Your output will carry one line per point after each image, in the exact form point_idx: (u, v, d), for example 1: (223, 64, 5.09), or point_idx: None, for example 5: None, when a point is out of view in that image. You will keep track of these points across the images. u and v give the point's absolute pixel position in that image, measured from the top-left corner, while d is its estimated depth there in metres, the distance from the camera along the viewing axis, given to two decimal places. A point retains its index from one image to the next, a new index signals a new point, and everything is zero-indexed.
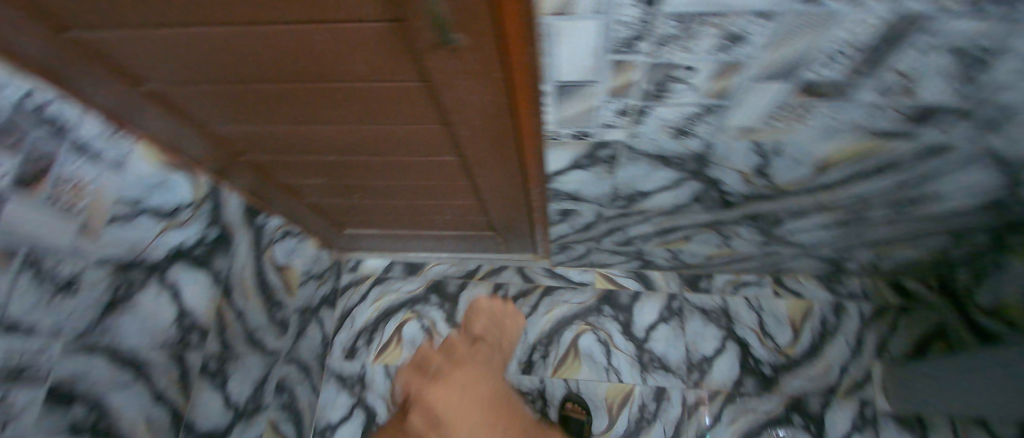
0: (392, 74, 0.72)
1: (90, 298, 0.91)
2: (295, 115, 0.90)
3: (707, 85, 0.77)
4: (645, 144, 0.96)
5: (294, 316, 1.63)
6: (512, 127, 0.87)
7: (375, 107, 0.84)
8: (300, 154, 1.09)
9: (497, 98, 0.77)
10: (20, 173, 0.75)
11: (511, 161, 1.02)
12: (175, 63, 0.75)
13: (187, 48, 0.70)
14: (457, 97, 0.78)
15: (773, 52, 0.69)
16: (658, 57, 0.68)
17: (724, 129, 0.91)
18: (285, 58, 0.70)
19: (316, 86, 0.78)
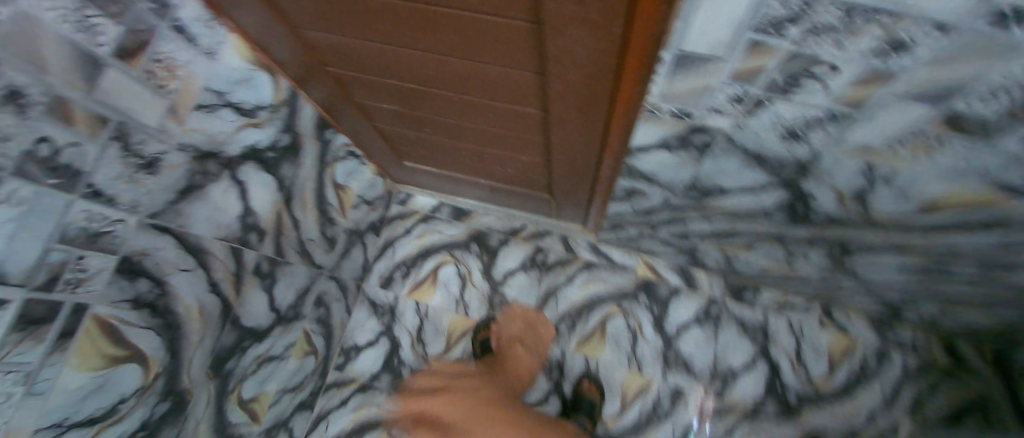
0: (503, 4, 0.68)
1: (166, 180, 0.94)
2: (387, 34, 0.87)
3: (843, 89, 0.69)
4: (746, 140, 0.89)
5: (342, 235, 1.67)
6: (610, 88, 0.82)
7: (472, 40, 0.80)
8: (382, 76, 1.07)
9: (607, 52, 0.72)
10: (122, 45, 0.77)
11: (596, 125, 0.98)
12: None
13: None
14: (562, 45, 0.73)
15: (932, 69, 0.61)
16: (803, 44, 0.61)
17: (840, 142, 0.83)
18: None
19: (419, 6, 0.75)
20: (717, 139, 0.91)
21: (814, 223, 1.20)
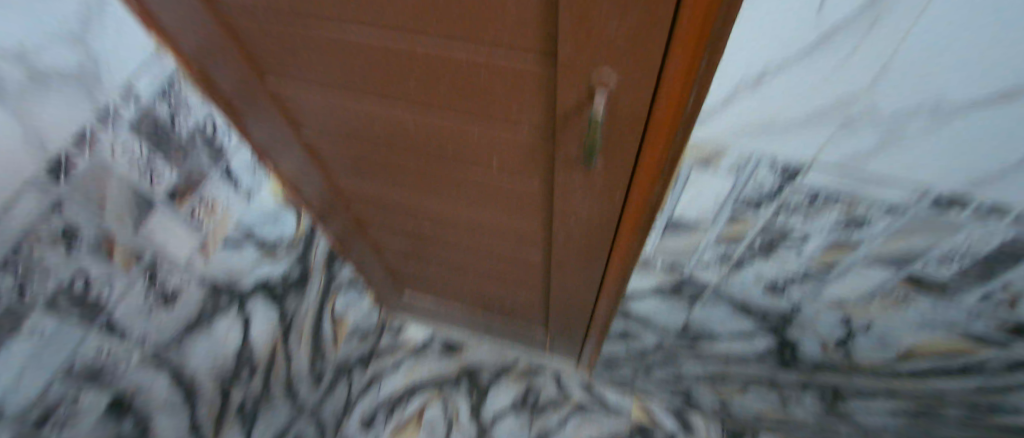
0: (519, 161, 0.83)
1: (179, 314, 0.96)
2: (414, 178, 1.02)
3: (817, 254, 0.79)
4: (734, 292, 0.97)
5: (330, 370, 1.63)
6: (608, 242, 0.92)
7: (489, 187, 0.94)
8: (400, 214, 1.20)
9: (605, 214, 0.83)
10: (174, 187, 0.87)
11: (594, 272, 1.06)
12: (340, 112, 0.90)
13: (358, 104, 0.85)
14: (568, 206, 0.85)
15: (890, 241, 0.71)
16: (777, 218, 0.73)
17: (820, 297, 0.91)
18: (433, 128, 0.83)
19: (447, 157, 0.90)
20: (706, 291, 0.99)
21: (802, 368, 1.24)
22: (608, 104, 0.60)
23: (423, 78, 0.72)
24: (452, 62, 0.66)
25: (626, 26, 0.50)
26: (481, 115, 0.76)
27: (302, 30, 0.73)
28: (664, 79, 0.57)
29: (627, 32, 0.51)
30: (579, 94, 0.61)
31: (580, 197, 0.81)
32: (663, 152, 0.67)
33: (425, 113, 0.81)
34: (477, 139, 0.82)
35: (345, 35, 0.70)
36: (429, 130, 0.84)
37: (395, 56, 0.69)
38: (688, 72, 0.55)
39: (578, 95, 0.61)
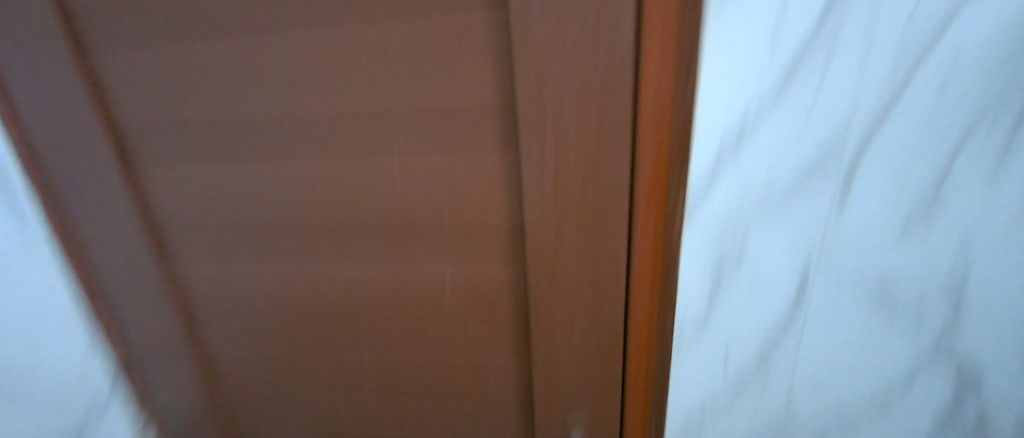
0: (478, 269, 0.90)
1: None
2: (365, 333, 1.01)
3: (808, 351, 0.79)
4: (758, 416, 0.85)
5: None
6: (601, 347, 0.88)
7: (444, 313, 0.95)
8: (338, 373, 1.06)
9: (584, 317, 0.87)
10: None
11: (585, 391, 0.92)
12: (303, 256, 0.97)
13: (324, 241, 0.95)
14: (545, 311, 0.88)
15: (868, 302, 0.75)
16: (765, 302, 0.78)
17: (847, 404, 0.81)
18: (395, 251, 0.93)
19: (401, 280, 0.95)
20: (722, 423, 0.86)
21: None
22: (588, 228, 0.80)
23: (431, 250, 0.91)
24: (458, 238, 0.89)
25: (595, 168, 0.76)
26: (477, 282, 0.91)
27: (336, 210, 0.92)
28: (641, 168, 0.75)
29: (603, 166, 0.76)
30: (569, 228, 0.81)
31: (562, 296, 0.86)
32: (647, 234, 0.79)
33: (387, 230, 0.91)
34: (461, 343, 0.97)
35: (373, 227, 0.91)
36: (388, 246, 0.93)
37: (411, 247, 0.92)
38: (654, 195, 0.76)
39: (567, 232, 0.81)
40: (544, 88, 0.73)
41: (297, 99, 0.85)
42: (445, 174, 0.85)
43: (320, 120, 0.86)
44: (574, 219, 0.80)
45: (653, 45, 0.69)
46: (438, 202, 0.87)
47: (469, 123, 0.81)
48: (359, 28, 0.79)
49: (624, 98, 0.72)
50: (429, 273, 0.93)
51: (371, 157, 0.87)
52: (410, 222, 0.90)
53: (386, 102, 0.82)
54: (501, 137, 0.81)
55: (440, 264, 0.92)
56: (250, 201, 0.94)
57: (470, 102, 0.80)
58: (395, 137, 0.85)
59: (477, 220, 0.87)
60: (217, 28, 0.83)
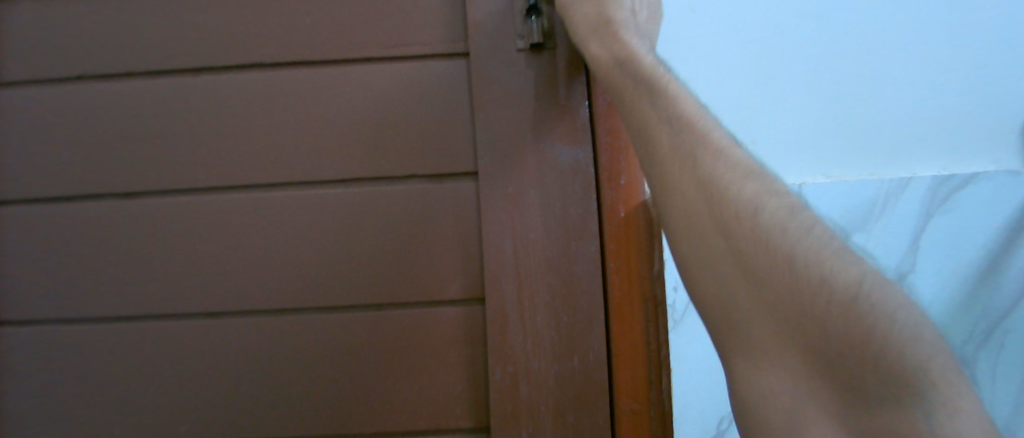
0: (440, 393, 0.65)
1: None
2: None
3: None
4: None
5: None
6: None
7: None
8: None
9: None
10: None
11: None
12: (184, 379, 0.65)
13: (223, 360, 0.65)
14: None
15: None
16: None
17: None
18: (331, 371, 0.65)
19: (335, 415, 0.65)
20: None
21: None
22: (566, 403, 0.64)
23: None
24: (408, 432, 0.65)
25: (571, 347, 0.64)
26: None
27: (236, 325, 0.65)
28: (610, 300, 0.64)
29: (571, 324, 0.64)
30: (542, 402, 0.64)
31: None
32: (629, 386, 0.64)
33: (321, 343, 0.65)
34: None
35: (285, 429, 0.65)
36: (322, 365, 0.65)
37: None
38: (639, 362, 0.64)
39: (541, 408, 0.64)
40: (507, 239, 0.64)
41: (209, 266, 0.65)
42: (387, 353, 0.65)
43: (219, 270, 0.65)
44: (544, 371, 0.64)
45: (621, 181, 0.65)
46: (376, 387, 0.65)
47: (420, 287, 0.65)
48: (298, 184, 0.65)
49: (593, 247, 0.64)
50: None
51: (288, 342, 0.65)
52: (336, 420, 0.65)
53: (318, 272, 0.65)
54: (466, 299, 0.65)
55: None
56: (135, 396, 0.66)
57: (432, 263, 0.65)
58: (319, 316, 0.65)
59: (435, 405, 0.65)
60: (130, 178, 0.66)
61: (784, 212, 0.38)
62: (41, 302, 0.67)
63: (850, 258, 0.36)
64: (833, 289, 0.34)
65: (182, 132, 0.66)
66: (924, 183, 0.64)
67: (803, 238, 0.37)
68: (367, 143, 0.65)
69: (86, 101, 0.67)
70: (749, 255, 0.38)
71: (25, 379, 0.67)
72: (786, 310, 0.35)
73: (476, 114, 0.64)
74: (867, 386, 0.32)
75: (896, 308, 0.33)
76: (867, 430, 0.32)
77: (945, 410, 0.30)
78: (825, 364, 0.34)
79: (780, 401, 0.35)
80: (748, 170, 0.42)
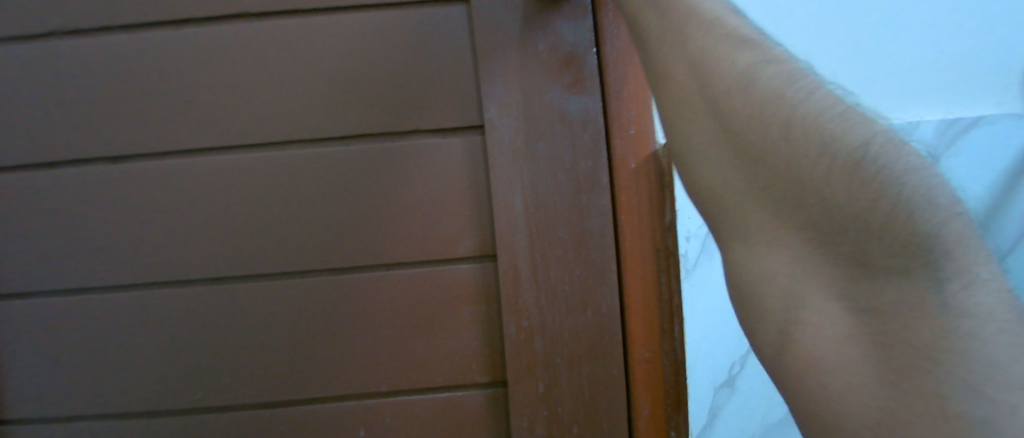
0: (453, 348, 0.65)
1: None
2: None
3: None
4: None
5: None
6: None
7: (405, 414, 0.65)
8: None
9: (587, 415, 0.65)
10: None
11: None
12: (193, 344, 0.64)
13: (231, 324, 0.64)
14: (538, 402, 0.64)
15: None
16: None
17: None
18: (343, 331, 0.64)
19: (349, 375, 0.65)
20: None
21: None
22: (581, 355, 0.64)
23: (382, 415, 0.65)
24: (422, 389, 0.65)
25: (584, 299, 0.64)
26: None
27: (242, 290, 0.64)
28: (623, 250, 0.64)
29: (584, 278, 0.63)
30: (557, 355, 0.64)
31: (550, 408, 0.65)
32: (642, 335, 0.64)
33: (331, 303, 0.64)
34: None
35: (298, 391, 0.65)
36: (332, 325, 0.64)
37: (350, 413, 0.65)
38: (652, 312, 0.64)
39: (557, 361, 0.64)
40: (517, 193, 0.62)
41: (211, 232, 0.63)
42: (397, 313, 0.64)
43: (220, 235, 0.63)
44: (558, 323, 0.64)
45: (631, 131, 0.63)
46: (388, 347, 0.64)
47: (429, 245, 0.64)
48: (299, 142, 0.63)
49: (604, 199, 0.63)
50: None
51: (299, 305, 0.64)
52: (350, 380, 0.65)
53: (323, 232, 0.63)
54: (478, 256, 0.64)
55: (396, 426, 0.65)
56: (143, 363, 0.65)
57: (441, 220, 0.64)
58: (327, 277, 0.64)
59: (449, 361, 0.65)
60: (118, 140, 0.63)
61: (780, 78, 0.31)
62: (39, 275, 0.65)
63: (862, 119, 0.28)
64: (835, 160, 0.27)
65: (171, 92, 0.63)
66: (932, 127, 0.60)
67: (803, 103, 0.29)
68: (366, 98, 0.62)
69: (64, 61, 0.63)
70: (742, 129, 0.32)
71: (28, 350, 0.65)
72: (781, 189, 0.30)
73: (480, 63, 0.62)
74: (882, 268, 0.27)
75: (919, 183, 0.26)
76: (874, 320, 0.27)
77: (967, 298, 0.25)
78: (831, 244, 0.29)
79: (780, 286, 0.31)
80: (740, 34, 0.34)
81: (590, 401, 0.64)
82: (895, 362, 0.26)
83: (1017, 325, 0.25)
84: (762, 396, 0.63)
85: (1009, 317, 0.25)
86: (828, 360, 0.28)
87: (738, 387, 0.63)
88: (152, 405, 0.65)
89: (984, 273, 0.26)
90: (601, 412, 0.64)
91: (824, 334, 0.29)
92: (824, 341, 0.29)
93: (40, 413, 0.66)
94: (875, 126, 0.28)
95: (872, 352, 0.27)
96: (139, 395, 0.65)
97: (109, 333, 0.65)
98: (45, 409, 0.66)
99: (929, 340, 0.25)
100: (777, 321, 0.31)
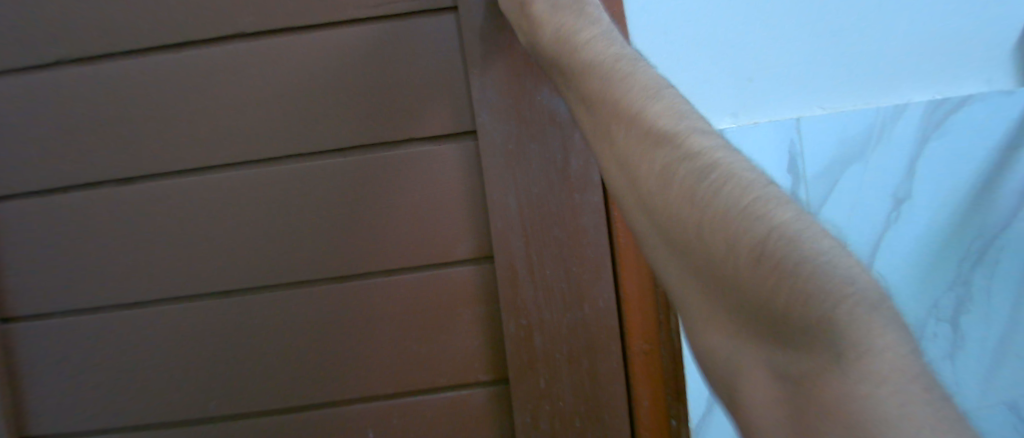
0: (454, 351, 0.67)
1: None
2: None
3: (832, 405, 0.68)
4: None
5: None
6: None
7: (413, 415, 0.67)
8: None
9: (588, 407, 0.67)
10: None
11: None
12: (205, 355, 0.66)
13: (241, 333, 0.66)
14: (539, 397, 0.66)
15: None
16: None
17: None
18: (350, 338, 0.66)
19: (362, 380, 0.67)
20: None
21: None
22: (580, 350, 0.66)
23: (391, 417, 0.67)
24: (427, 390, 0.67)
25: (580, 296, 0.65)
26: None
27: (247, 301, 0.66)
28: (617, 248, 0.65)
29: (579, 274, 0.65)
30: (556, 351, 0.66)
31: (552, 402, 0.66)
32: (640, 330, 0.66)
33: (337, 312, 0.66)
34: None
35: (308, 396, 0.67)
36: (343, 334, 0.66)
37: (357, 415, 0.67)
38: (647, 305, 0.65)
39: (557, 357, 0.66)
40: (510, 196, 0.64)
41: (217, 247, 0.65)
42: (400, 318, 0.66)
43: (225, 249, 0.65)
44: (555, 321, 0.66)
45: None
46: (393, 351, 0.66)
47: (427, 250, 0.65)
48: (296, 156, 0.65)
49: (596, 198, 0.64)
50: None
51: (306, 313, 0.66)
52: (358, 384, 0.67)
53: (324, 240, 0.65)
54: (475, 258, 0.66)
55: (403, 428, 0.67)
56: (160, 374, 0.67)
57: (437, 225, 0.65)
58: (331, 286, 0.66)
59: (450, 361, 0.67)
60: (121, 162, 0.65)
61: (694, 172, 0.31)
62: (54, 294, 0.67)
63: (766, 210, 0.27)
64: (739, 252, 0.27)
65: (169, 113, 0.64)
66: (915, 113, 0.68)
67: (712, 200, 0.29)
68: (357, 109, 0.64)
69: (64, 89, 0.65)
70: (669, 225, 0.33)
71: (49, 366, 0.68)
72: (710, 272, 0.30)
73: (468, 71, 0.63)
74: (786, 341, 0.25)
75: (804, 258, 0.24)
76: (789, 391, 0.25)
77: (861, 361, 0.22)
78: (750, 328, 0.28)
79: (724, 358, 0.30)
80: (658, 129, 0.35)
81: (590, 393, 0.66)
82: (796, 431, 0.24)
83: (931, 403, 0.20)
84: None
85: (920, 393, 0.21)
86: (763, 420, 0.27)
87: None
88: (169, 415, 0.67)
89: (882, 346, 0.22)
90: (603, 404, 0.66)
91: (758, 405, 0.27)
92: (759, 410, 0.27)
93: (63, 427, 0.68)
94: (773, 216, 0.26)
95: (789, 425, 0.25)
96: (157, 406, 0.67)
97: (124, 348, 0.67)
98: (66, 421, 0.68)
99: (844, 412, 0.22)
100: (723, 383, 0.31)
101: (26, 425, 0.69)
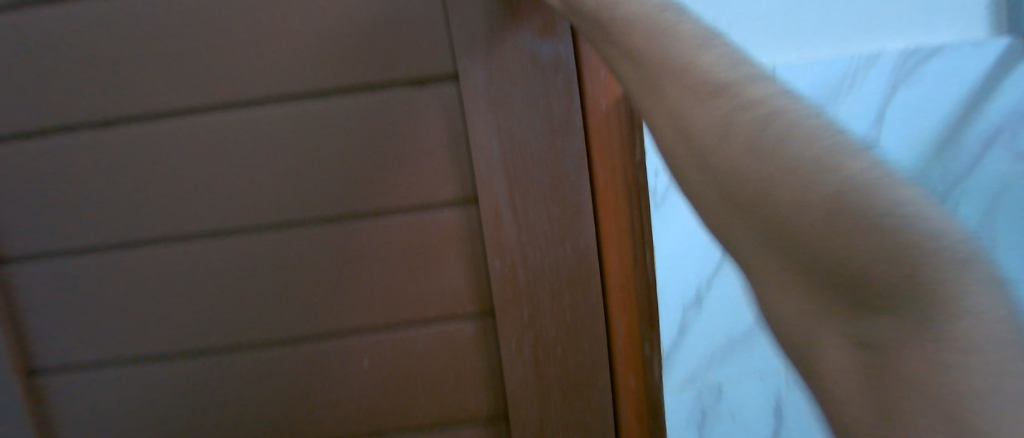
0: (440, 289, 0.71)
1: None
2: (298, 383, 0.73)
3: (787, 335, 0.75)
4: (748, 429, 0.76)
5: None
6: (582, 380, 0.74)
7: (404, 347, 0.72)
8: None
9: (567, 338, 0.72)
10: None
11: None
12: (203, 293, 0.70)
13: (236, 274, 0.69)
14: (521, 329, 0.71)
15: None
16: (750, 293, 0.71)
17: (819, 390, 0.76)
18: (341, 277, 0.70)
19: (354, 316, 0.71)
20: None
21: None
22: (560, 286, 0.70)
23: (384, 349, 0.72)
24: (416, 324, 0.72)
25: (560, 236, 0.69)
26: (445, 366, 0.73)
27: (240, 242, 0.68)
28: (596, 190, 0.68)
29: (560, 216, 0.68)
30: (538, 287, 0.70)
31: (534, 333, 0.72)
32: (616, 267, 0.70)
33: (327, 253, 0.69)
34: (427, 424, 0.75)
35: (305, 330, 0.71)
36: (333, 273, 0.69)
37: (351, 347, 0.72)
38: (624, 243, 0.69)
39: (538, 293, 0.70)
40: (494, 140, 0.65)
41: (207, 190, 0.67)
42: (388, 257, 0.69)
43: (214, 192, 0.67)
44: (537, 260, 0.69)
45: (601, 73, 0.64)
46: (383, 288, 0.70)
47: (414, 193, 0.67)
48: (278, 99, 0.65)
49: (577, 141, 0.66)
50: (382, 380, 0.73)
51: (297, 254, 0.69)
52: (351, 319, 0.71)
53: (311, 183, 0.67)
54: (459, 201, 0.69)
55: (395, 358, 0.73)
56: (161, 311, 0.70)
57: (422, 168, 0.67)
58: (320, 228, 0.68)
59: (438, 297, 0.71)
60: (102, 106, 0.64)
61: (753, 120, 0.30)
62: (48, 236, 0.68)
63: (838, 163, 0.26)
64: (811, 214, 0.26)
65: (146, 56, 0.63)
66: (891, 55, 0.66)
67: (778, 151, 0.28)
68: (338, 51, 0.63)
69: (34, 30, 0.63)
70: (723, 177, 0.32)
71: (52, 304, 0.71)
72: (767, 229, 0.30)
73: (450, 13, 0.62)
74: (862, 308, 0.26)
75: (891, 223, 0.23)
76: (867, 357, 0.26)
77: (965, 345, 0.22)
78: (817, 295, 0.28)
79: (790, 323, 0.31)
80: (708, 72, 0.34)
81: (568, 324, 0.72)
82: (883, 404, 0.24)
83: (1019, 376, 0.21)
84: (726, 316, 0.72)
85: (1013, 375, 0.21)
86: (846, 397, 0.27)
87: (706, 309, 0.71)
88: (174, 348, 0.72)
89: (985, 337, 0.22)
90: (580, 335, 0.72)
91: (836, 372, 0.27)
92: (835, 380, 0.27)
93: (73, 360, 0.72)
94: (841, 174, 0.26)
95: (874, 401, 0.25)
96: (162, 341, 0.71)
97: (124, 287, 0.70)
98: (75, 354, 0.72)
99: (917, 382, 0.23)
100: (797, 350, 0.31)
101: (35, 358, 0.72)
